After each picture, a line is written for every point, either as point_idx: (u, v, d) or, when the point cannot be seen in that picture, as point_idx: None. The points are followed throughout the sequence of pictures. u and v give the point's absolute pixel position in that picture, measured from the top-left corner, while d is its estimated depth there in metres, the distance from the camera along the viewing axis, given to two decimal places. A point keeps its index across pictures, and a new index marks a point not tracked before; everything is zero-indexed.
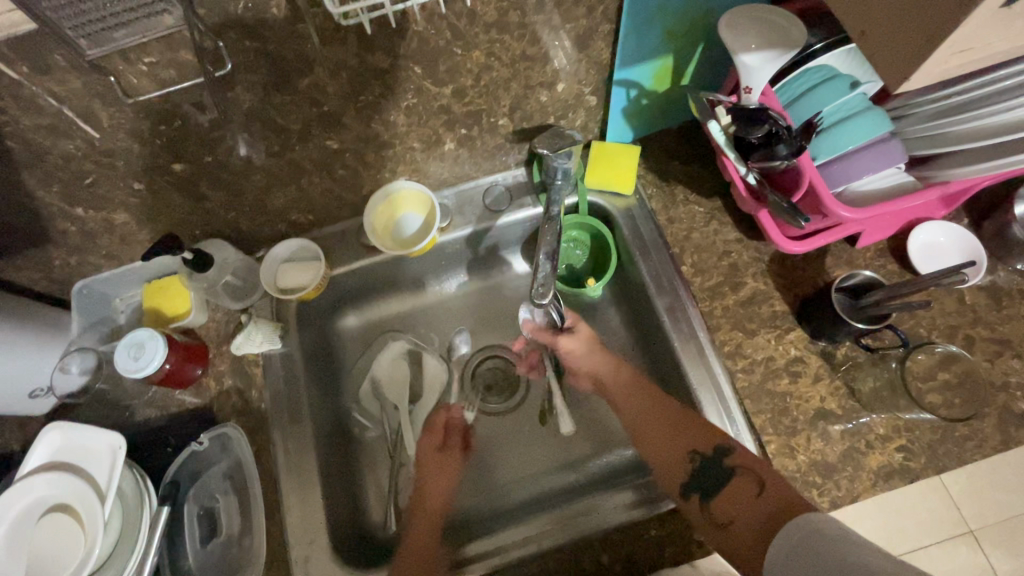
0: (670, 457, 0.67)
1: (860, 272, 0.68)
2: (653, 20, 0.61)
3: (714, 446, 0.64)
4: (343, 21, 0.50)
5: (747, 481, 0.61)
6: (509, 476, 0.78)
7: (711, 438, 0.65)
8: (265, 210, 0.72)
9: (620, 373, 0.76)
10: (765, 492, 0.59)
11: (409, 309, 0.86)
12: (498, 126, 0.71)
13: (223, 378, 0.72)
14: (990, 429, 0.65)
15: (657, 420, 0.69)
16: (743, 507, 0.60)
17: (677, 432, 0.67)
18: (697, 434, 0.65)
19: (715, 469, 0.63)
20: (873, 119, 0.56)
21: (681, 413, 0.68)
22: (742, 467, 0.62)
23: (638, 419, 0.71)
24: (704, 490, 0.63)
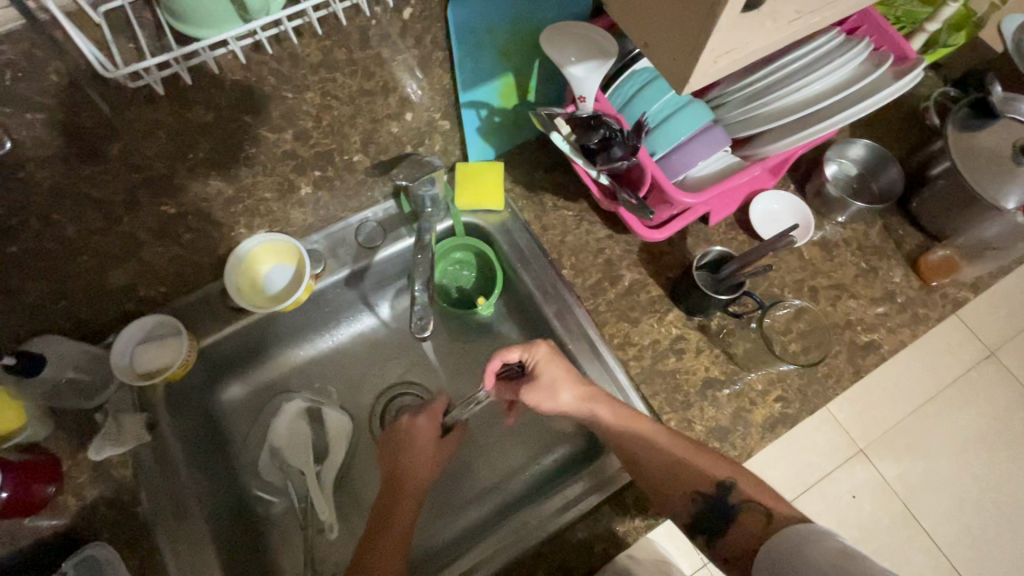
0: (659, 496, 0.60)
1: (713, 249, 0.74)
2: (483, 43, 0.63)
3: (718, 483, 0.59)
4: (130, 84, 0.47)
5: (756, 514, 0.56)
6: (428, 517, 0.74)
7: (713, 472, 0.60)
8: (103, 289, 0.64)
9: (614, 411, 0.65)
10: (776, 521, 0.54)
11: (300, 363, 0.81)
12: (353, 163, 0.70)
13: (84, 490, 0.63)
14: (843, 364, 0.73)
15: (643, 454, 0.61)
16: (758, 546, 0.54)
17: (677, 471, 0.60)
18: (692, 471, 0.60)
19: (721, 505, 0.58)
20: (692, 113, 0.63)
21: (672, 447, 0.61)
22: (747, 501, 0.57)
23: (659, 462, 0.60)
24: (709, 531, 0.58)
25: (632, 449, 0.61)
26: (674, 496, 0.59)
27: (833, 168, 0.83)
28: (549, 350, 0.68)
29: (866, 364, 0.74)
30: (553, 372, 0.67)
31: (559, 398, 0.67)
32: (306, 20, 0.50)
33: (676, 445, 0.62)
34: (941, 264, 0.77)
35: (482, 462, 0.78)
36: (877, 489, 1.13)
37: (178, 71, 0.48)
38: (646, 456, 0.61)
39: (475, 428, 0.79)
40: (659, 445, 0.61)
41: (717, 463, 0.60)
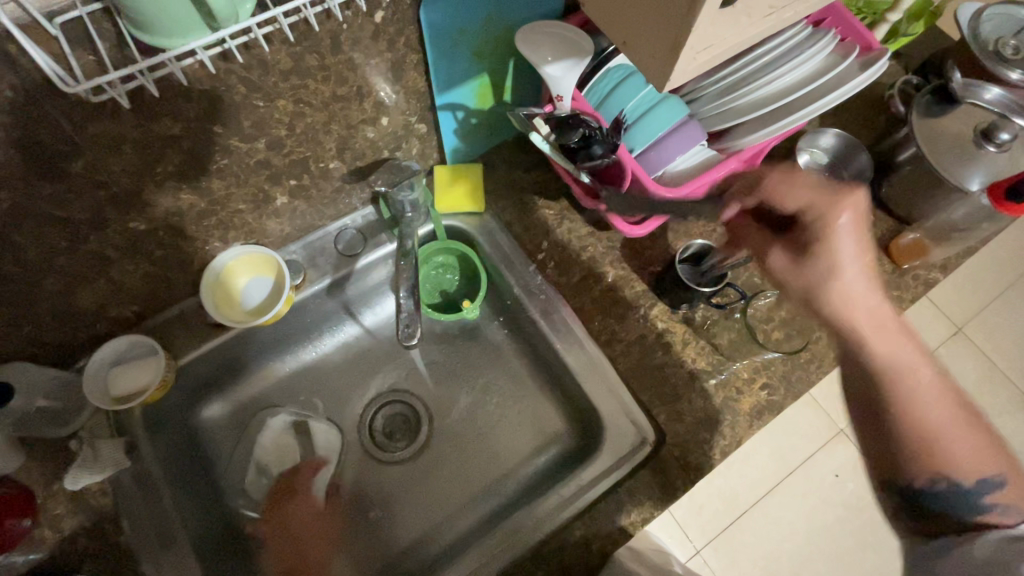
0: (913, 453, 0.55)
1: (693, 242, 0.74)
2: (457, 45, 0.62)
3: (982, 474, 0.53)
4: (93, 98, 0.45)
5: (1020, 513, 0.51)
6: (416, 523, 0.74)
7: (972, 463, 0.53)
8: (71, 311, 0.62)
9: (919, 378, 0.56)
10: (1021, 518, 0.51)
11: (282, 377, 0.79)
12: (330, 170, 0.68)
13: (62, 522, 0.59)
14: (826, 348, 0.74)
15: (940, 415, 0.55)
16: None
17: (972, 442, 0.54)
18: (982, 449, 0.54)
19: (970, 493, 0.53)
20: (668, 108, 0.63)
21: (970, 412, 0.56)
22: (1008, 504, 0.52)
23: (942, 427, 0.54)
24: (920, 504, 0.55)
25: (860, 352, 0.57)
26: (918, 472, 0.55)
27: (806, 158, 0.85)
28: (853, 215, 0.58)
29: None
30: (825, 224, 0.59)
31: (842, 212, 0.58)
32: (276, 27, 0.49)
33: (976, 411, 0.56)
34: (910, 247, 0.80)
35: (474, 466, 0.77)
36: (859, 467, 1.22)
37: (142, 84, 0.46)
38: (899, 384, 0.55)
39: (466, 433, 0.79)
40: (932, 383, 0.55)
41: (994, 453, 0.54)
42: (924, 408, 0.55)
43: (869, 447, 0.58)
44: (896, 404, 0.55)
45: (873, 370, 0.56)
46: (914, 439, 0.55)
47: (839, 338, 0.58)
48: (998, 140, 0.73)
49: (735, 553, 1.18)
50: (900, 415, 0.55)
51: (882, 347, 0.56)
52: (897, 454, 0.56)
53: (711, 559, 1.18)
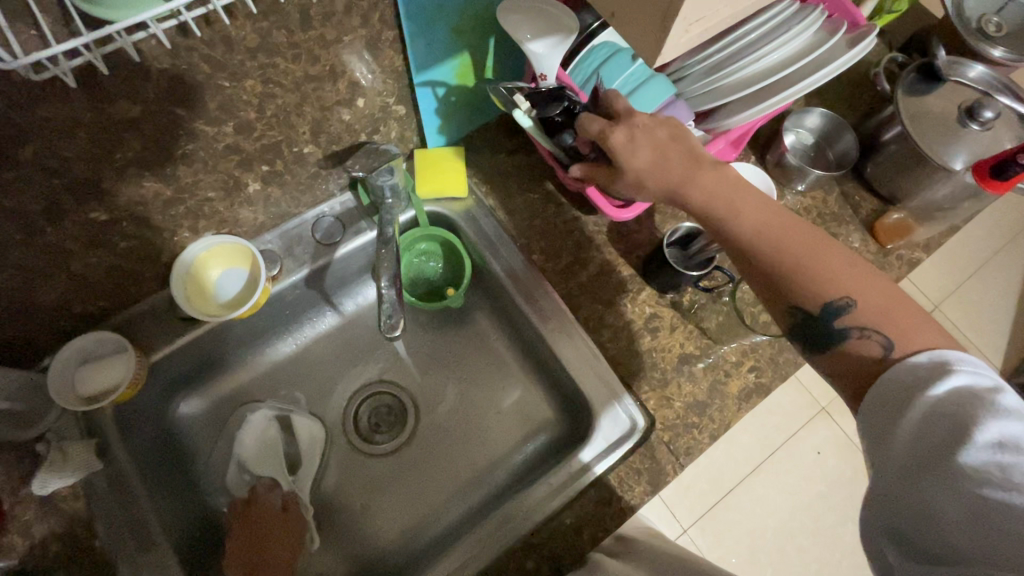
0: (776, 286, 0.48)
1: (681, 225, 0.74)
2: (435, 21, 0.59)
3: (841, 293, 0.46)
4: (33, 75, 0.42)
5: (875, 303, 0.45)
6: (404, 511, 0.73)
7: (842, 287, 0.46)
8: (31, 308, 0.58)
9: (757, 223, 0.49)
10: (863, 301, 0.45)
11: (262, 372, 0.77)
12: (304, 154, 0.65)
13: (31, 530, 0.57)
14: None
15: (770, 228, 0.48)
16: (877, 312, 0.45)
17: (798, 245, 0.47)
18: (800, 245, 0.47)
19: (825, 311, 0.47)
20: (655, 87, 0.61)
21: (795, 219, 0.48)
22: (855, 293, 0.46)
23: (797, 260, 0.47)
24: (816, 343, 0.48)
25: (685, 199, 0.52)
26: (783, 297, 0.48)
27: (792, 138, 0.84)
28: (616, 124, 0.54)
29: None
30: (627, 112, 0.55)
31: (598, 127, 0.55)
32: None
33: (799, 220, 0.48)
34: (894, 227, 0.80)
35: (464, 456, 0.76)
36: (840, 445, 1.25)
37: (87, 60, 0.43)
38: (760, 245, 0.48)
39: (454, 424, 0.78)
40: (759, 222, 0.48)
41: (858, 271, 0.46)
42: (756, 262, 0.49)
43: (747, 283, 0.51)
44: (760, 258, 0.48)
45: (734, 232, 0.49)
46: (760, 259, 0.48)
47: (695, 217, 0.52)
48: (981, 118, 0.73)
49: (718, 531, 1.20)
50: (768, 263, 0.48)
51: (750, 213, 0.49)
52: (764, 268, 0.48)
53: (697, 538, 1.19)
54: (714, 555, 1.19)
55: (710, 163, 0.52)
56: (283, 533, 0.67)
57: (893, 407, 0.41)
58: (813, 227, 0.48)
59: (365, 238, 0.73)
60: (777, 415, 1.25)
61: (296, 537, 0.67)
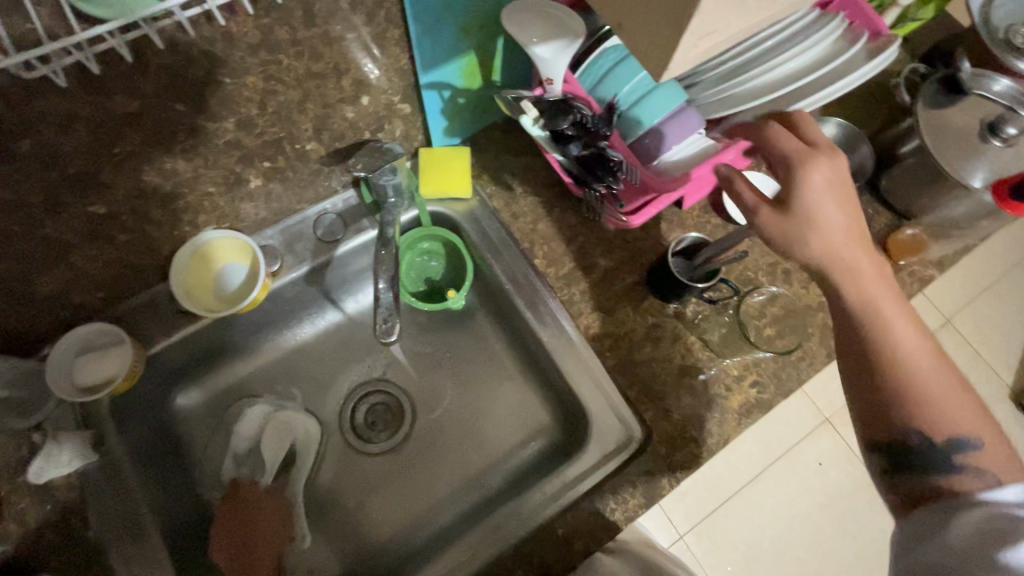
0: (888, 400, 0.49)
1: (686, 236, 0.73)
2: (442, 19, 0.58)
3: (959, 432, 0.47)
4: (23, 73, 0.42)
5: (995, 450, 0.47)
6: (396, 504, 0.74)
7: (965, 426, 0.48)
8: (30, 299, 0.59)
9: (911, 344, 0.48)
10: (987, 448, 0.47)
11: (260, 367, 0.76)
12: (307, 151, 0.65)
13: (25, 518, 0.57)
14: (817, 347, 0.73)
15: (914, 350, 0.48)
16: (996, 460, 0.46)
17: (938, 380, 0.48)
18: (937, 377, 0.48)
19: (937, 445, 0.48)
20: (667, 92, 0.60)
21: (937, 349, 0.49)
22: (979, 436, 0.47)
23: (934, 388, 0.48)
24: (905, 462, 0.49)
25: (839, 289, 0.50)
26: (896, 415, 0.49)
27: None
28: (823, 176, 0.48)
29: None
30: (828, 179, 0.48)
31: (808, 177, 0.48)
32: None
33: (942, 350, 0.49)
34: (909, 244, 0.78)
35: (459, 460, 0.76)
36: (844, 457, 1.23)
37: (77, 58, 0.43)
38: (907, 364, 0.48)
39: (450, 427, 0.77)
40: (913, 342, 0.48)
41: (979, 418, 0.48)
42: (896, 377, 0.48)
43: (854, 385, 0.51)
44: (894, 371, 0.48)
45: (892, 347, 0.48)
46: (896, 377, 0.48)
47: (833, 300, 0.51)
48: (1004, 135, 0.71)
49: (715, 540, 1.19)
50: (896, 381, 0.48)
51: (905, 333, 0.48)
52: (888, 383, 0.49)
53: (693, 545, 1.18)
54: (708, 563, 1.18)
55: (875, 259, 0.50)
56: (271, 513, 0.69)
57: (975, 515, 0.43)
58: (948, 359, 0.49)
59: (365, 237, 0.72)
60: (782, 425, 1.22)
61: (284, 518, 0.69)
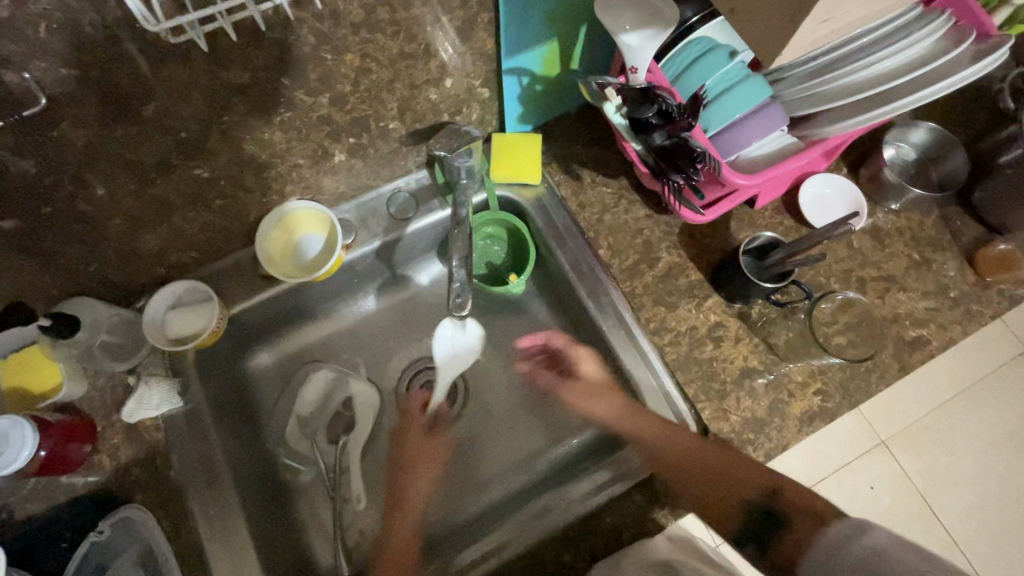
0: (721, 507, 0.63)
1: (760, 235, 0.71)
2: (531, 6, 0.59)
3: (769, 496, 0.61)
4: (173, 38, 0.48)
5: (803, 518, 0.59)
6: (449, 496, 0.75)
7: (758, 487, 0.62)
8: (135, 254, 0.64)
9: (660, 444, 0.64)
10: (794, 518, 0.60)
11: (327, 335, 0.80)
12: (389, 130, 0.67)
13: (119, 453, 0.63)
14: (889, 359, 0.70)
15: (687, 463, 0.63)
16: (807, 527, 0.58)
17: (710, 483, 0.62)
18: (717, 486, 0.62)
19: (765, 523, 0.61)
20: (753, 86, 0.58)
21: (728, 456, 0.63)
22: (791, 512, 0.60)
23: (721, 488, 0.62)
24: (761, 543, 0.61)
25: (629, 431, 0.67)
26: (728, 519, 0.63)
27: (892, 152, 0.79)
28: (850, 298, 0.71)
29: (912, 360, 0.71)
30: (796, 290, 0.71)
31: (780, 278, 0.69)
32: None
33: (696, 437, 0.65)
34: (1000, 259, 0.73)
35: (508, 442, 0.78)
36: (897, 481, 1.08)
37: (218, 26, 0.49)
38: (698, 481, 0.62)
39: (501, 411, 0.79)
40: (666, 443, 0.64)
41: (765, 476, 0.62)
42: (678, 484, 0.63)
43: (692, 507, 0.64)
44: (697, 478, 0.62)
45: (659, 450, 0.64)
46: (694, 501, 0.64)
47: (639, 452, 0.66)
48: None
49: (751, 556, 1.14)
50: (701, 502, 0.63)
51: (652, 434, 0.65)
52: (725, 501, 0.63)
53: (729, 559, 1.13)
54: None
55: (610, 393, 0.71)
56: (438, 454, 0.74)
57: (826, 550, 0.53)
58: (711, 445, 0.64)
59: (435, 214, 0.74)
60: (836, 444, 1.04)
61: (433, 455, 0.74)
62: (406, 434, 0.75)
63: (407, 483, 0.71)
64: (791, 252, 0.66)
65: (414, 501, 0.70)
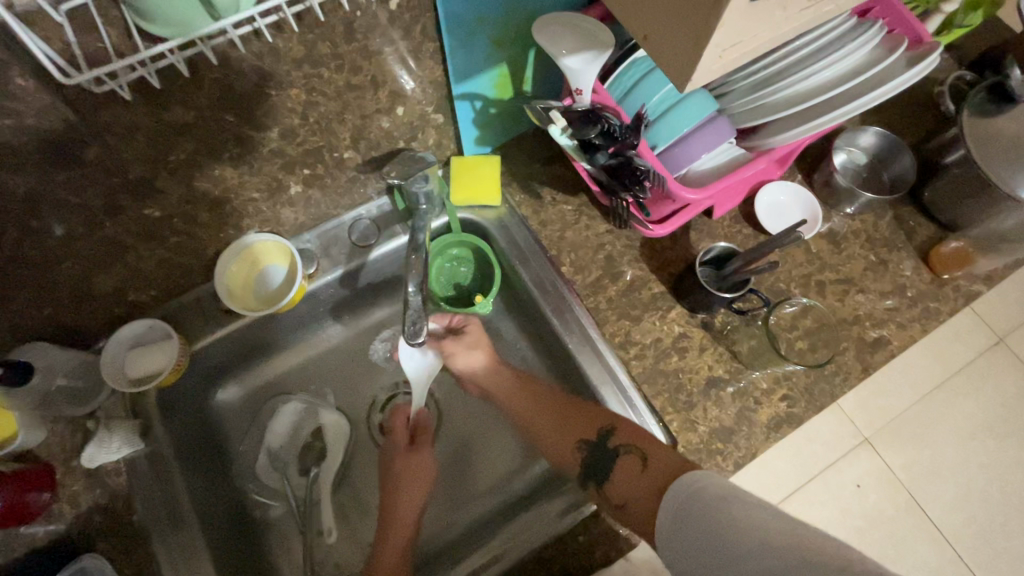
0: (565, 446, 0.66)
1: (715, 244, 0.72)
2: (475, 33, 0.60)
3: (597, 431, 0.64)
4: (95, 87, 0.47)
5: (632, 458, 0.60)
6: (437, 515, 0.74)
7: (593, 421, 0.65)
8: (90, 296, 0.63)
9: (522, 404, 0.72)
10: (649, 462, 0.58)
11: (293, 366, 0.80)
12: (344, 159, 0.68)
13: (79, 499, 0.62)
14: (852, 361, 0.71)
15: (539, 421, 0.70)
16: (631, 483, 0.58)
17: (562, 424, 0.67)
18: (577, 426, 0.66)
19: (603, 454, 0.63)
20: (697, 102, 0.60)
21: (563, 404, 0.69)
22: (628, 445, 0.62)
23: (546, 443, 0.68)
24: (598, 477, 0.63)
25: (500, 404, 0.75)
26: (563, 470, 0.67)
27: (842, 157, 0.80)
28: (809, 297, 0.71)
29: (876, 360, 0.72)
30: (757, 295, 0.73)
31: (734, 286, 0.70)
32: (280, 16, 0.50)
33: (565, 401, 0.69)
34: (953, 256, 0.75)
35: (482, 463, 0.77)
36: (881, 478, 1.06)
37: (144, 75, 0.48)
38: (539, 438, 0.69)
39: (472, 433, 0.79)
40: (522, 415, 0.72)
41: (600, 414, 0.65)
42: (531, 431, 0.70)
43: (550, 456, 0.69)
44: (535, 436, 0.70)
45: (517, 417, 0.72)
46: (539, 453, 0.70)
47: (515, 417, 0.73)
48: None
49: None
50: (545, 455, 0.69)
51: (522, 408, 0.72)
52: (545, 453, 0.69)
53: None
54: None
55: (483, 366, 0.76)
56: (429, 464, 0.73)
57: (693, 494, 0.49)
58: (547, 403, 0.70)
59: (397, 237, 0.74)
60: (815, 443, 1.02)
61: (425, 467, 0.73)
62: (395, 451, 0.73)
63: (400, 494, 0.70)
64: (745, 263, 0.66)
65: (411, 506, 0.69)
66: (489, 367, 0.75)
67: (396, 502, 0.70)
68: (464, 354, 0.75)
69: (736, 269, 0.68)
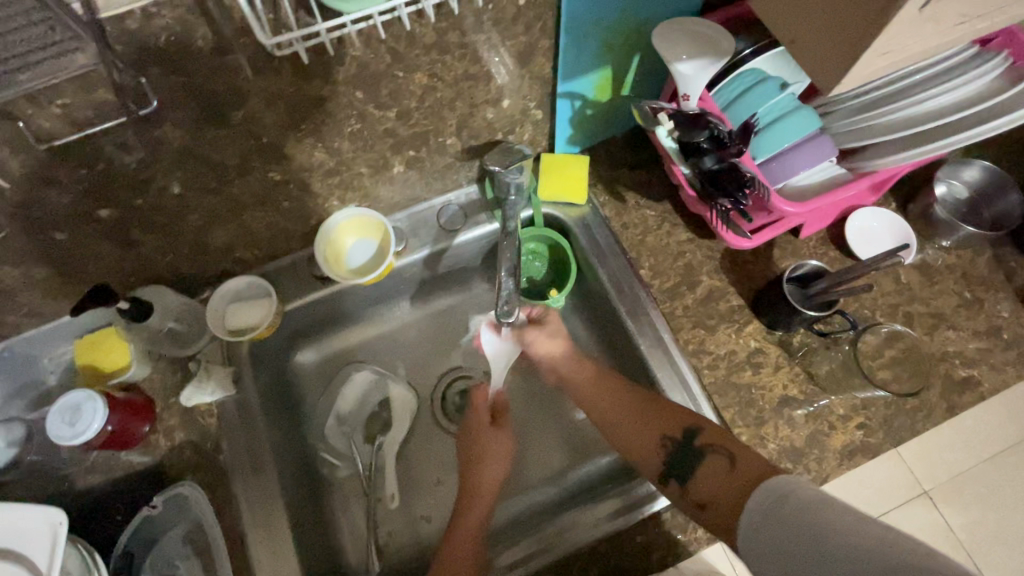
0: (649, 442, 0.64)
1: (806, 261, 0.71)
2: (589, 34, 0.63)
3: (683, 428, 0.63)
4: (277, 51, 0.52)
5: (718, 459, 0.60)
6: None
7: (685, 417, 0.64)
8: (204, 248, 0.69)
9: (607, 395, 0.69)
10: (738, 463, 0.58)
11: (367, 338, 0.83)
12: (445, 145, 0.71)
13: (174, 433, 0.67)
14: (936, 398, 0.69)
15: (621, 411, 0.67)
16: (719, 483, 0.58)
17: (643, 419, 0.66)
18: (662, 420, 0.65)
19: (685, 451, 0.62)
20: (803, 117, 0.60)
21: (649, 399, 0.67)
22: (713, 446, 0.61)
23: (626, 438, 0.66)
24: (680, 475, 0.62)
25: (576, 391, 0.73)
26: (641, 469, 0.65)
27: (942, 189, 0.78)
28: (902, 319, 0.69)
29: (961, 401, 0.69)
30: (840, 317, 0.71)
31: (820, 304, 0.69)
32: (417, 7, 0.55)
33: (648, 395, 0.67)
34: None
35: (539, 454, 0.79)
36: None
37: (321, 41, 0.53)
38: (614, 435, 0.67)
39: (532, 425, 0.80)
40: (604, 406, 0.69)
41: (686, 413, 0.64)
42: (604, 419, 0.68)
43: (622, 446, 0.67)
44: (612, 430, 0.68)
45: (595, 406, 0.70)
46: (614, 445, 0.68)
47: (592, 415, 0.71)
48: None
49: None
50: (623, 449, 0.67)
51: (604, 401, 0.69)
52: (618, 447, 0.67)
53: None
54: None
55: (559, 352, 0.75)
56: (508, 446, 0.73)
57: (777, 496, 0.49)
58: (629, 395, 0.68)
59: (483, 224, 0.78)
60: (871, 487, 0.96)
61: (504, 448, 0.73)
62: (474, 431, 0.74)
63: (479, 474, 0.71)
64: (835, 283, 0.66)
65: (488, 488, 0.70)
66: (571, 356, 0.75)
67: (477, 482, 0.70)
68: (546, 342, 0.75)
69: (824, 287, 0.67)
